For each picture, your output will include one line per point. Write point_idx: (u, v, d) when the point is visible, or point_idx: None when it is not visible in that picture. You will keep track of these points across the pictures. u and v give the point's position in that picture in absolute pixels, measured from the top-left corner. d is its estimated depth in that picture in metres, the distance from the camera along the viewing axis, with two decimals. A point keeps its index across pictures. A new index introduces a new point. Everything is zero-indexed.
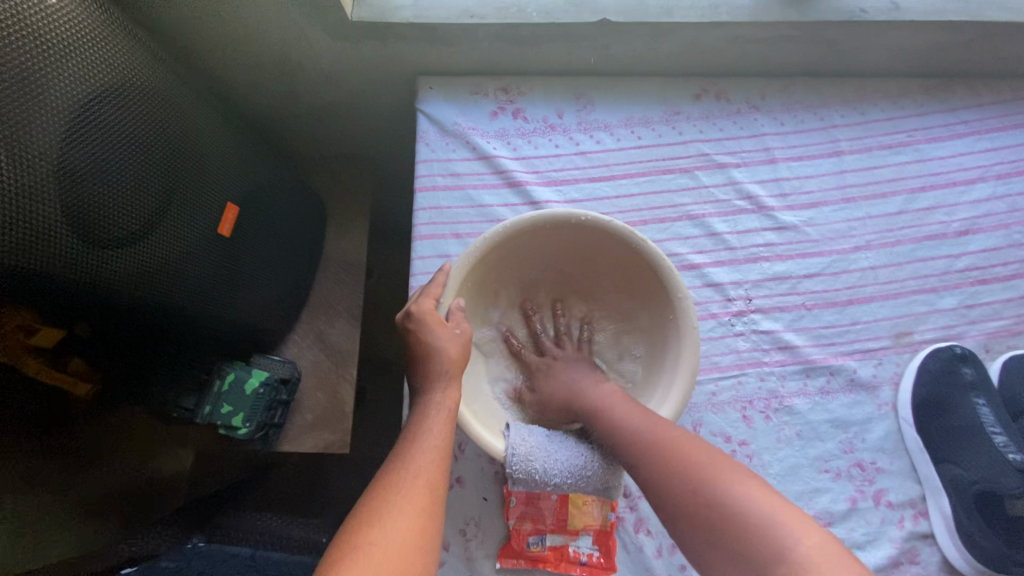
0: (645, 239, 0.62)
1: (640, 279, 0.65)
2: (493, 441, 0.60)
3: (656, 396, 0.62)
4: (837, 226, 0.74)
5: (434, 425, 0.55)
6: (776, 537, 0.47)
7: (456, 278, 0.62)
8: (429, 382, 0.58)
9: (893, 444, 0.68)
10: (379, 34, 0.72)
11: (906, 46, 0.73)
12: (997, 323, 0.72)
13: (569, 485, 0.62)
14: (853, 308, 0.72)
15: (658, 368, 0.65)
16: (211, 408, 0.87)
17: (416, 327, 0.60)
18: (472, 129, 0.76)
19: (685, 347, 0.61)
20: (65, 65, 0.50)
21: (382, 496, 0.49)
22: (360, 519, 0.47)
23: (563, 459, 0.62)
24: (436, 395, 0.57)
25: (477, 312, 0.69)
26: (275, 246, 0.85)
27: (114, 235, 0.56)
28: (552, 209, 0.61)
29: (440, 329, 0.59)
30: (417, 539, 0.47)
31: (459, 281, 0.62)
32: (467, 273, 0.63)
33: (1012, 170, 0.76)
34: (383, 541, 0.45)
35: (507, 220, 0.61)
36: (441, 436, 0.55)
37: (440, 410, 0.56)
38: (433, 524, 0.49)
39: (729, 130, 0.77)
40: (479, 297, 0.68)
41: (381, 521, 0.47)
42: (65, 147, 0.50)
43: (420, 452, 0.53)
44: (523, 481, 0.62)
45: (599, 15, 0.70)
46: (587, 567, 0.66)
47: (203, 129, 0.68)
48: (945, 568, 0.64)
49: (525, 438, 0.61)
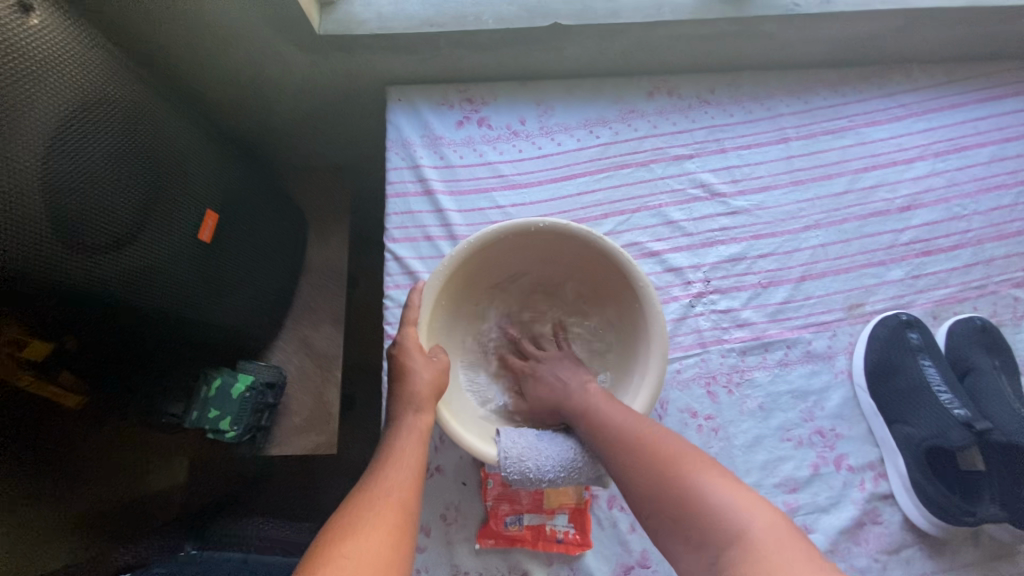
0: (601, 235, 0.63)
1: (609, 280, 0.66)
2: (482, 446, 0.60)
3: (633, 385, 0.63)
4: (788, 208, 0.78)
5: (407, 447, 0.56)
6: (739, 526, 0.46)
7: (428, 298, 0.62)
8: (405, 403, 0.58)
9: (850, 411, 0.71)
10: (347, 45, 0.76)
11: (839, 35, 0.78)
12: (943, 291, 0.75)
13: (562, 480, 0.61)
14: (807, 284, 0.75)
15: (632, 359, 0.65)
16: (198, 414, 0.90)
17: (398, 352, 0.60)
18: (440, 139, 0.80)
19: (655, 334, 0.62)
20: (48, 82, 0.53)
21: (355, 514, 0.49)
22: (333, 535, 0.47)
23: (554, 454, 0.61)
24: (408, 418, 0.57)
25: (459, 329, 0.70)
26: (259, 251, 0.89)
27: (99, 243, 0.59)
28: (512, 220, 0.62)
29: (418, 356, 0.60)
30: (389, 552, 0.46)
31: (433, 299, 0.63)
32: (440, 289, 0.63)
33: (949, 148, 0.80)
34: (349, 558, 0.44)
35: (468, 236, 0.62)
36: (411, 456, 0.55)
37: (410, 433, 0.57)
38: (405, 542, 0.48)
39: (681, 124, 0.81)
40: (457, 315, 0.69)
41: (354, 535, 0.46)
42: (49, 158, 0.53)
43: (389, 473, 0.53)
44: (519, 483, 0.61)
45: (551, 19, 0.75)
46: (564, 544, 0.67)
47: (181, 139, 0.72)
48: (906, 526, 0.67)
49: (517, 440, 0.61)
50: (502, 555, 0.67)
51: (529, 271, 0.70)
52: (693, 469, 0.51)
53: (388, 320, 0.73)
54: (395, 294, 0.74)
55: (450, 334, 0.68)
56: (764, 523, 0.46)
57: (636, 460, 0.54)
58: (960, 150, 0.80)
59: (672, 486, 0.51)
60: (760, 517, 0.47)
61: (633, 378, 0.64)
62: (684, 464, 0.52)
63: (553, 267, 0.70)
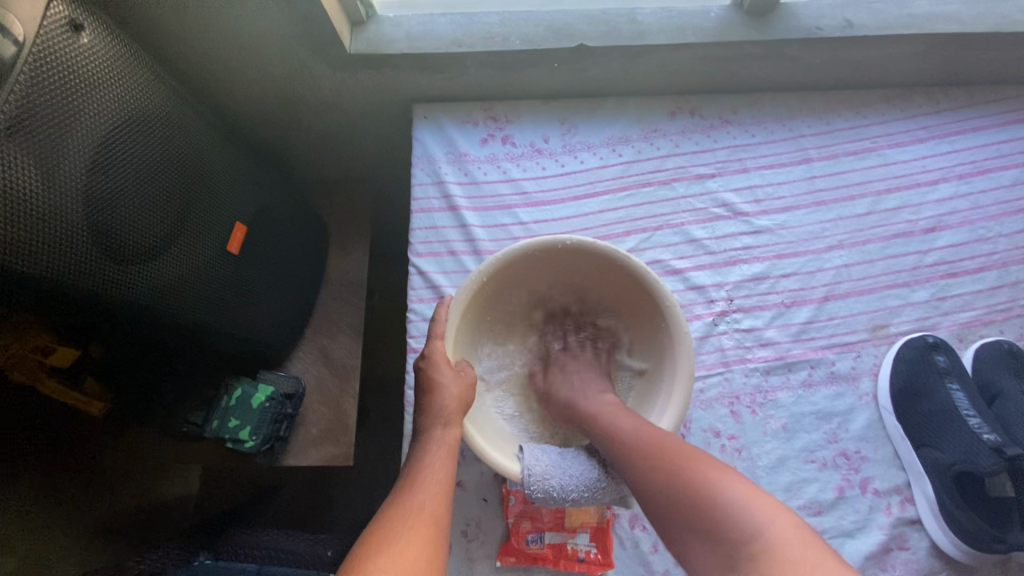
0: (626, 253, 0.63)
1: (635, 300, 0.66)
2: (507, 463, 0.60)
3: (659, 403, 0.63)
4: (810, 228, 0.78)
5: (435, 460, 0.56)
6: (749, 525, 0.45)
7: (455, 313, 0.63)
8: (433, 418, 0.58)
9: (875, 433, 0.70)
10: (376, 64, 0.78)
11: (863, 58, 0.78)
12: (968, 314, 0.75)
13: (585, 499, 0.61)
14: (830, 304, 0.75)
15: (657, 378, 0.65)
16: (218, 423, 0.90)
17: (426, 365, 0.60)
18: (465, 155, 0.81)
19: (681, 353, 0.62)
20: (96, 96, 0.55)
21: (387, 529, 0.49)
22: (367, 548, 0.47)
23: (576, 473, 0.61)
24: (436, 432, 0.58)
25: (483, 344, 0.70)
26: (283, 263, 0.90)
27: (132, 255, 0.60)
28: (539, 237, 0.63)
29: (445, 368, 0.60)
30: (423, 566, 0.46)
31: (459, 313, 0.63)
32: (467, 304, 0.63)
33: (972, 170, 0.80)
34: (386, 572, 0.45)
35: (496, 252, 0.63)
36: (439, 470, 0.55)
37: (437, 446, 0.57)
38: (438, 556, 0.48)
39: (704, 144, 0.82)
40: (481, 330, 0.69)
41: (387, 549, 0.47)
42: (91, 171, 0.54)
43: (419, 487, 0.53)
44: (541, 501, 0.61)
45: (577, 41, 0.76)
46: (586, 564, 0.66)
47: (212, 154, 0.73)
48: (934, 552, 0.65)
49: (538, 458, 0.61)
50: (523, 574, 0.66)
51: (554, 290, 0.71)
52: (698, 469, 0.51)
53: (412, 333, 0.74)
54: (419, 307, 0.75)
55: (474, 348, 0.69)
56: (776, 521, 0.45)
57: (643, 463, 0.54)
58: (984, 172, 0.80)
59: (681, 487, 0.50)
60: (770, 515, 0.46)
61: (659, 397, 0.64)
62: (689, 464, 0.52)
63: (578, 285, 0.70)
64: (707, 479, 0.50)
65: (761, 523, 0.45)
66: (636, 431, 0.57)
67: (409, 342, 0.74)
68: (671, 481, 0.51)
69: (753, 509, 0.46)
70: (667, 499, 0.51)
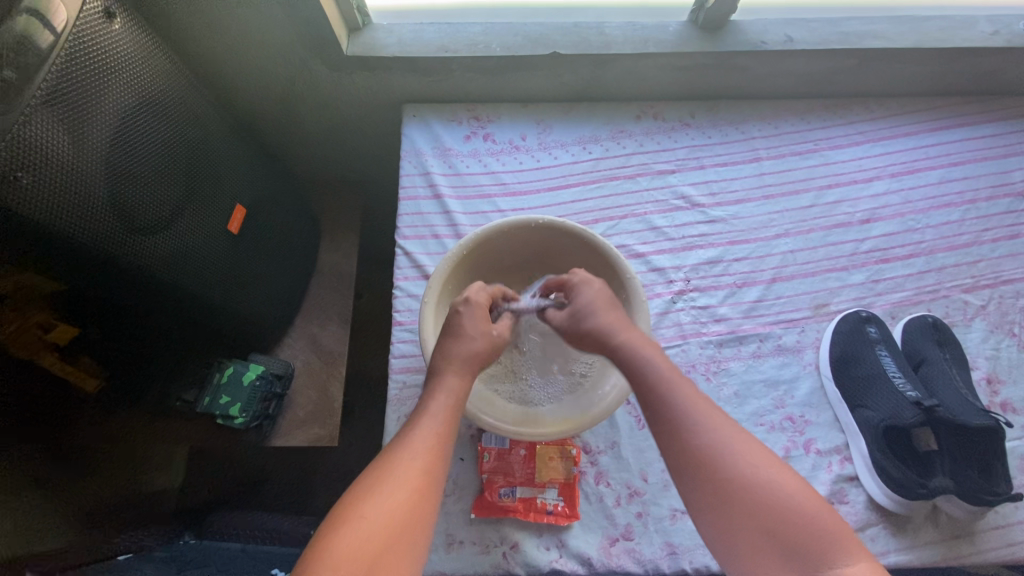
0: (592, 231, 0.70)
1: (597, 271, 0.73)
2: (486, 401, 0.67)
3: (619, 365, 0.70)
4: (759, 219, 0.87)
5: (442, 405, 0.58)
6: (824, 543, 0.48)
7: (437, 280, 0.69)
8: (455, 364, 0.61)
9: (818, 399, 0.77)
10: (370, 66, 0.86)
11: (805, 70, 0.89)
12: (900, 294, 0.83)
13: None
14: (777, 284, 0.83)
15: None
16: (209, 399, 0.95)
17: (420, 320, 0.67)
18: (449, 150, 0.89)
19: (638, 318, 0.69)
20: (120, 76, 0.62)
21: (390, 457, 0.54)
22: (375, 471, 0.53)
23: None
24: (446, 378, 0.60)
25: None
26: (277, 249, 0.96)
27: (141, 223, 0.66)
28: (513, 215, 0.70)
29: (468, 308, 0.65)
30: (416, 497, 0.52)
31: (441, 281, 0.69)
32: (448, 273, 0.70)
33: (902, 170, 0.90)
34: (376, 512, 0.50)
35: (475, 227, 0.70)
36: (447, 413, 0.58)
37: (447, 394, 0.59)
38: (426, 505, 0.52)
39: (665, 144, 0.91)
40: None
41: (388, 476, 0.53)
42: (111, 141, 0.61)
43: (422, 434, 0.56)
44: None
45: (551, 49, 0.85)
46: (554, 516, 0.71)
47: (219, 141, 0.80)
48: (870, 506, 0.72)
49: None
50: (495, 526, 0.71)
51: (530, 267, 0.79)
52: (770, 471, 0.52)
53: (398, 307, 0.80)
54: (405, 285, 0.82)
55: None
56: (821, 519, 0.49)
57: (715, 453, 0.53)
58: (913, 172, 0.90)
59: (751, 486, 0.51)
60: (839, 535, 0.49)
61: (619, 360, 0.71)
62: (762, 462, 0.53)
63: (550, 263, 0.78)
64: (758, 463, 0.52)
65: (832, 543, 0.48)
66: (684, 392, 0.56)
67: (395, 315, 0.80)
68: (744, 476, 0.52)
69: (825, 528, 0.49)
70: (731, 492, 0.51)
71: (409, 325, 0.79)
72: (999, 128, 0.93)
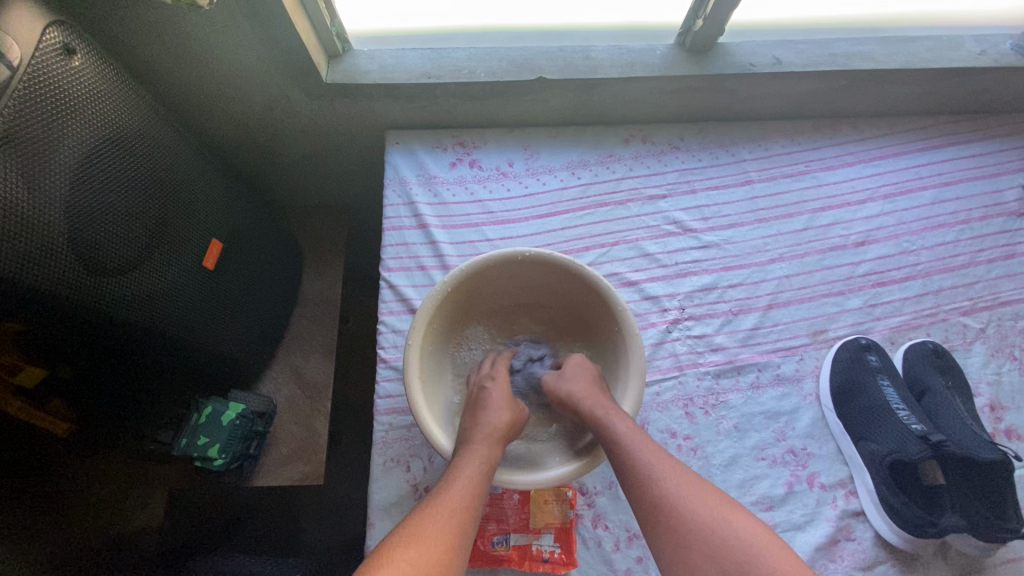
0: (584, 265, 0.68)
1: (589, 306, 0.71)
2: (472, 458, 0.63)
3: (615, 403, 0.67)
4: (753, 243, 0.85)
5: (469, 468, 0.58)
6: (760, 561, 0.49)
7: (422, 320, 0.65)
8: (479, 434, 0.61)
9: (819, 430, 0.74)
10: (350, 93, 0.84)
11: (793, 91, 0.87)
12: (898, 319, 0.82)
13: None
14: (773, 311, 0.81)
15: (614, 380, 0.69)
16: (187, 441, 0.90)
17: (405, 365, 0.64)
18: (434, 178, 0.86)
19: (633, 355, 0.66)
20: (84, 115, 0.59)
21: (417, 520, 0.53)
22: (402, 534, 0.52)
23: None
24: (472, 443, 0.60)
25: (447, 355, 0.73)
26: (258, 285, 0.93)
27: (106, 268, 0.62)
28: (499, 250, 0.67)
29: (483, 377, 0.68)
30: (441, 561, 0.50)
31: (425, 321, 0.66)
32: (434, 311, 0.67)
33: (896, 191, 0.89)
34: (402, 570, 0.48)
35: (461, 263, 0.67)
36: (475, 482, 0.57)
37: (476, 458, 0.59)
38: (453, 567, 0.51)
39: (655, 167, 0.89)
40: (446, 340, 0.73)
41: (414, 540, 0.51)
42: (75, 183, 0.57)
43: (449, 494, 0.56)
44: None
45: (536, 74, 0.83)
46: (550, 564, 0.67)
47: (192, 175, 0.77)
48: (878, 543, 0.69)
49: None
50: None
51: (518, 301, 0.76)
52: (731, 516, 0.52)
53: (383, 344, 0.77)
54: (390, 320, 0.78)
55: (440, 358, 0.72)
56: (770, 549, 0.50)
57: (664, 487, 0.55)
58: (906, 193, 0.88)
59: (710, 527, 0.52)
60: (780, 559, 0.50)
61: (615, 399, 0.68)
62: (706, 499, 0.54)
63: (541, 297, 0.75)
64: (705, 503, 0.54)
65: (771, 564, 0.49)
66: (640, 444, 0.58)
67: (380, 353, 0.77)
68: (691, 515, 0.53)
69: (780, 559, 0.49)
70: (687, 532, 0.52)
71: (395, 363, 0.76)
72: (988, 147, 0.92)
